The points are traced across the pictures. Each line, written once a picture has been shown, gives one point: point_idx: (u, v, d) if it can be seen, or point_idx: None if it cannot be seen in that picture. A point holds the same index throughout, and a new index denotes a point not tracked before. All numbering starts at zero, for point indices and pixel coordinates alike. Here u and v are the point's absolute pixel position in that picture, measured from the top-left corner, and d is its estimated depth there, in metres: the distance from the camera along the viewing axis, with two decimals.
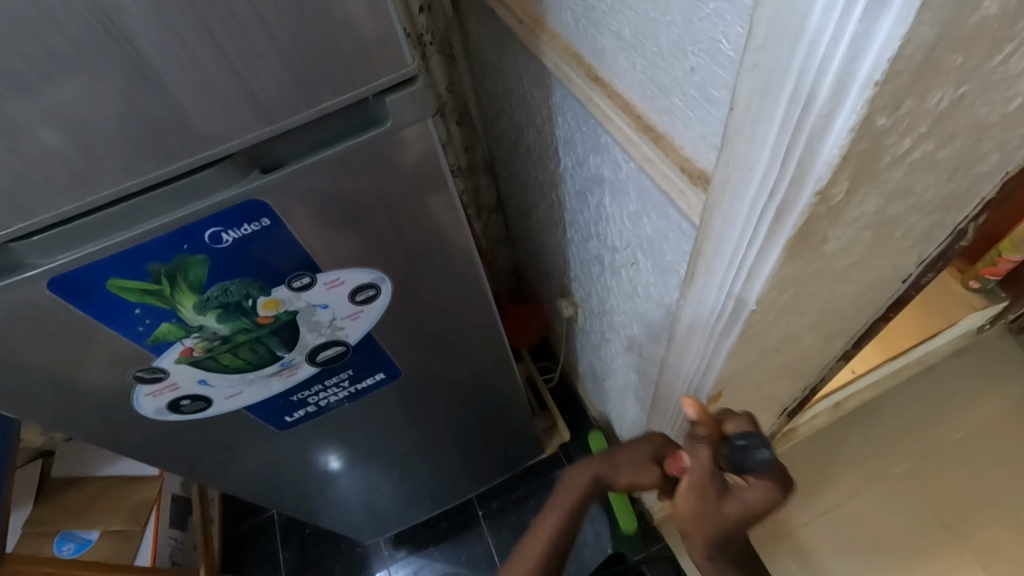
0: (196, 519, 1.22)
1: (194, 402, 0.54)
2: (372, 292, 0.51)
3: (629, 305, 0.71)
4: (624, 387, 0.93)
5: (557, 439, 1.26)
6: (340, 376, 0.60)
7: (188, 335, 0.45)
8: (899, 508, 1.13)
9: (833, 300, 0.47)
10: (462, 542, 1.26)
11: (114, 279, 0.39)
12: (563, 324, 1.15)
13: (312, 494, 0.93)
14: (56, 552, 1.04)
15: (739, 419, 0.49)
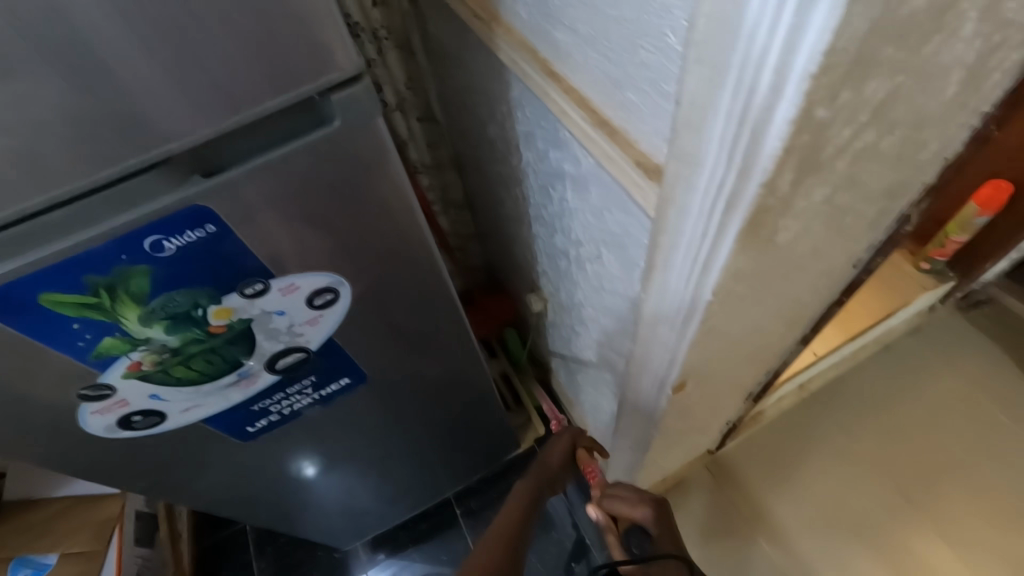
0: (165, 535, 1.18)
1: (146, 417, 0.51)
2: (331, 296, 0.50)
3: (597, 299, 0.71)
4: (596, 380, 0.94)
5: (532, 433, 1.28)
6: (303, 383, 0.58)
7: (135, 348, 0.43)
8: (861, 483, 1.17)
9: (790, 289, 0.48)
10: (442, 542, 1.26)
11: (46, 293, 0.37)
12: (534, 318, 1.15)
13: (284, 504, 0.90)
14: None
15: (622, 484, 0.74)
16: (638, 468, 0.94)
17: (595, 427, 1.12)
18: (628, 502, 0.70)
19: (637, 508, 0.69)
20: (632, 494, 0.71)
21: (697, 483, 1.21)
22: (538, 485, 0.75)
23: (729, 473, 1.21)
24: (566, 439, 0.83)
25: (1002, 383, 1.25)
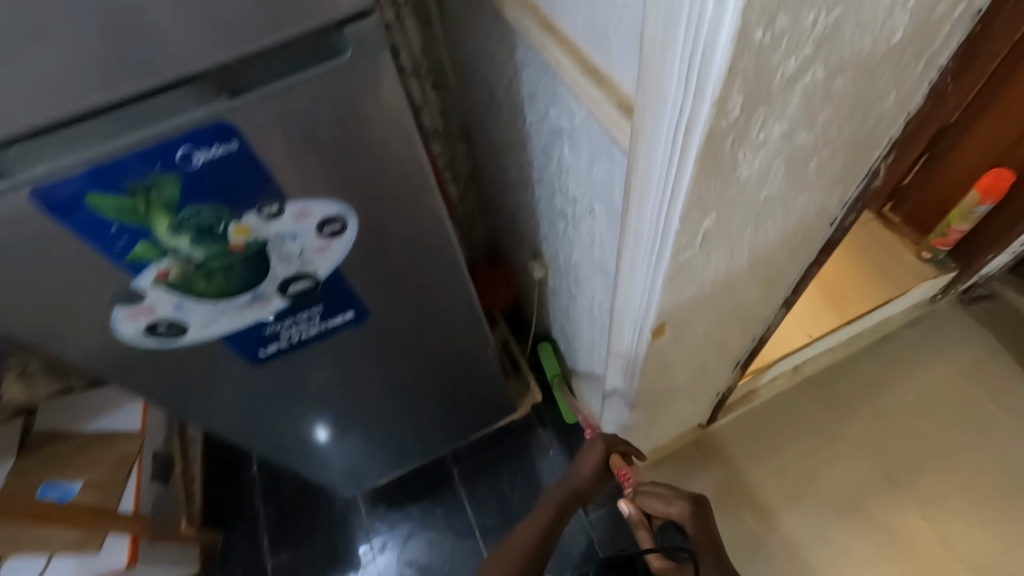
0: (178, 474, 1.26)
1: (171, 328, 0.57)
2: (339, 226, 0.55)
3: (589, 256, 0.74)
4: (590, 343, 0.98)
5: (530, 399, 1.32)
6: (312, 312, 0.63)
7: (164, 257, 0.49)
8: (850, 465, 1.20)
9: (761, 238, 0.52)
10: (438, 499, 1.31)
11: (91, 194, 0.42)
12: (535, 287, 1.20)
13: (290, 442, 0.97)
14: (40, 497, 1.04)
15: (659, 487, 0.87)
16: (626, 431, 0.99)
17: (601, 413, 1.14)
18: (664, 499, 0.85)
19: (673, 502, 0.83)
20: (667, 492, 0.85)
21: (687, 456, 1.25)
22: (568, 498, 0.85)
23: (719, 449, 1.24)
24: (600, 449, 0.88)
25: (996, 377, 1.26)
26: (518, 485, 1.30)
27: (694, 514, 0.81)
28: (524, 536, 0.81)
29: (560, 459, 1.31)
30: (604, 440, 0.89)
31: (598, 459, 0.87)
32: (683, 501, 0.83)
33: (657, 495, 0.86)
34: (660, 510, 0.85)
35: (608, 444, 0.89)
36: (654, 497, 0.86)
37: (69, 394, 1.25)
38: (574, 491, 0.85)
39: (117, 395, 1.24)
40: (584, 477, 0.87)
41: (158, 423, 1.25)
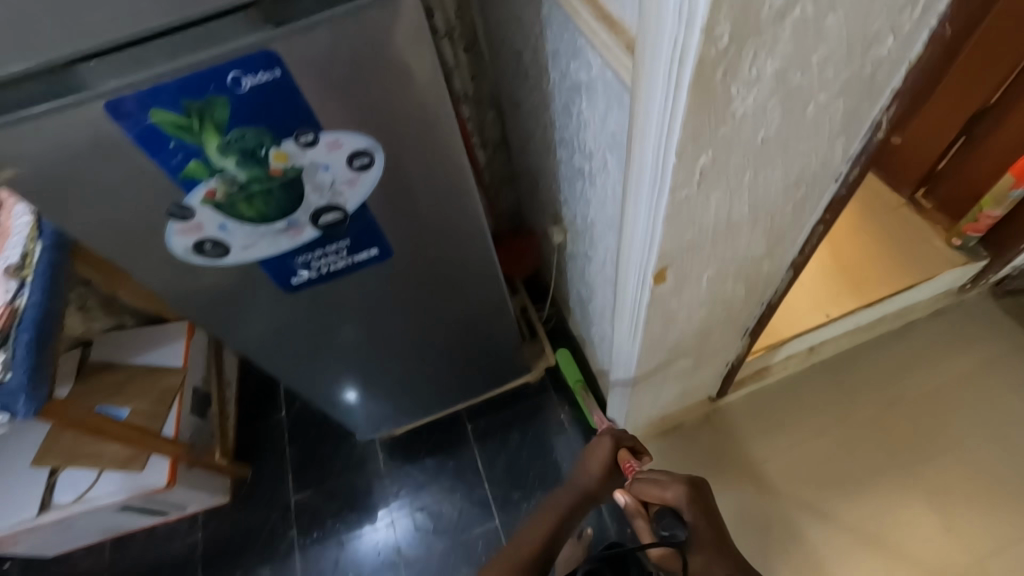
0: (214, 409, 1.37)
1: (215, 247, 0.63)
2: (367, 160, 0.60)
3: (602, 210, 0.77)
4: (602, 304, 1.01)
5: (544, 362, 1.37)
6: (340, 245, 0.70)
7: (212, 176, 0.55)
8: (860, 447, 1.20)
9: (762, 186, 0.54)
10: (450, 452, 1.37)
11: (154, 110, 0.48)
12: (555, 252, 1.24)
13: (315, 377, 1.04)
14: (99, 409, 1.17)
15: (657, 475, 0.84)
16: (632, 393, 1.02)
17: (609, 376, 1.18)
18: (662, 486, 0.82)
19: (670, 487, 0.81)
20: (663, 478, 0.83)
21: (696, 428, 1.27)
22: (574, 497, 0.89)
23: (728, 423, 1.26)
24: (605, 444, 0.91)
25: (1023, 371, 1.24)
26: (527, 443, 1.35)
27: (692, 499, 0.80)
28: (531, 534, 0.86)
29: (570, 422, 1.35)
30: (611, 436, 0.92)
31: (604, 456, 0.90)
32: (680, 485, 0.81)
33: (653, 482, 0.83)
34: (657, 497, 0.82)
35: (616, 440, 0.92)
36: (650, 484, 0.84)
37: (121, 331, 1.36)
38: (582, 492, 0.89)
39: (162, 334, 1.34)
40: (592, 478, 0.90)
41: (198, 363, 1.35)
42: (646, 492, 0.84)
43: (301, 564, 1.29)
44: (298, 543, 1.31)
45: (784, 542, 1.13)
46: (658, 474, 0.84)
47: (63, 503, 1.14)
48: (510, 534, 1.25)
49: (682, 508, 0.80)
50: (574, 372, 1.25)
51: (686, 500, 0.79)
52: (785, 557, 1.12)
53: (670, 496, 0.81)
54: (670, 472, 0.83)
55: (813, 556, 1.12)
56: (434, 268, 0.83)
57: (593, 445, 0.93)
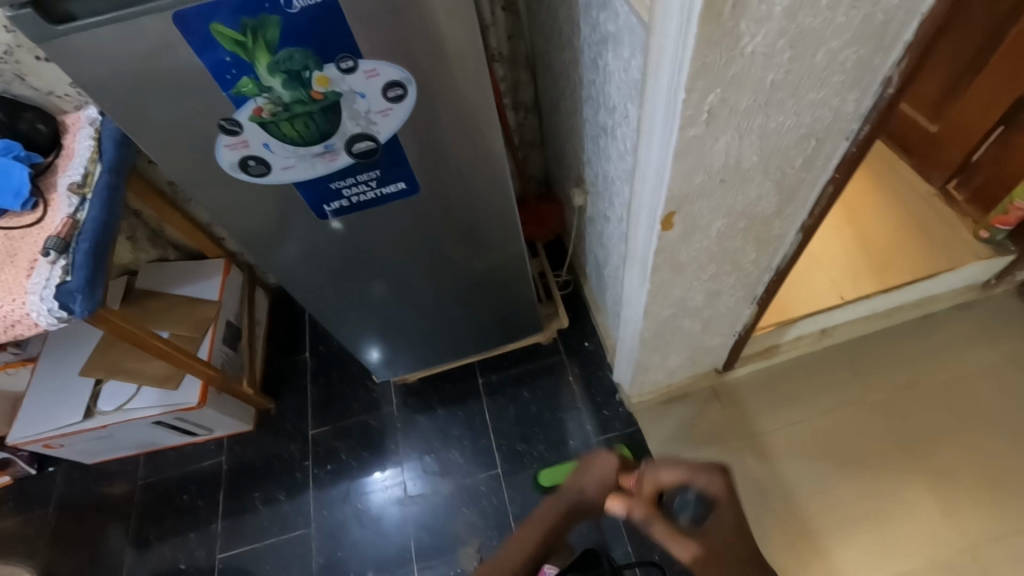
0: (245, 342, 1.46)
1: (258, 165, 0.69)
2: (400, 92, 0.65)
3: (620, 165, 0.80)
4: (615, 264, 1.04)
5: (557, 324, 1.41)
6: (370, 175, 0.75)
7: (260, 94, 0.60)
8: (864, 428, 1.21)
9: (771, 133, 0.57)
10: (461, 403, 1.43)
11: (214, 24, 0.54)
12: (576, 216, 1.28)
13: (341, 315, 1.11)
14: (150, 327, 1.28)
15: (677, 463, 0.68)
16: (637, 354, 1.05)
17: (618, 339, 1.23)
18: (683, 471, 0.65)
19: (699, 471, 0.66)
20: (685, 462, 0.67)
21: (701, 399, 1.30)
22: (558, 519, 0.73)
23: (734, 396, 1.29)
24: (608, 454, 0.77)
25: None
26: (536, 400, 1.40)
27: (725, 485, 0.66)
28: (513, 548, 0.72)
29: (577, 384, 1.39)
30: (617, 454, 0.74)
31: (604, 469, 0.72)
32: (709, 470, 0.66)
33: (674, 466, 0.67)
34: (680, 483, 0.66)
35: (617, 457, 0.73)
36: (670, 468, 0.66)
37: (164, 262, 1.46)
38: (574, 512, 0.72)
39: (201, 268, 1.43)
40: (589, 497, 0.73)
41: (232, 298, 1.44)
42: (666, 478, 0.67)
43: (313, 492, 1.37)
44: (313, 473, 1.39)
45: (778, 513, 1.15)
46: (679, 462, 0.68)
47: (105, 411, 1.24)
48: (511, 482, 1.31)
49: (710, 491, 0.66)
50: (565, 469, 1.28)
51: (715, 482, 0.66)
52: (778, 527, 1.14)
53: (699, 484, 0.65)
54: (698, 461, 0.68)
55: (805, 527, 1.14)
56: (454, 210, 0.88)
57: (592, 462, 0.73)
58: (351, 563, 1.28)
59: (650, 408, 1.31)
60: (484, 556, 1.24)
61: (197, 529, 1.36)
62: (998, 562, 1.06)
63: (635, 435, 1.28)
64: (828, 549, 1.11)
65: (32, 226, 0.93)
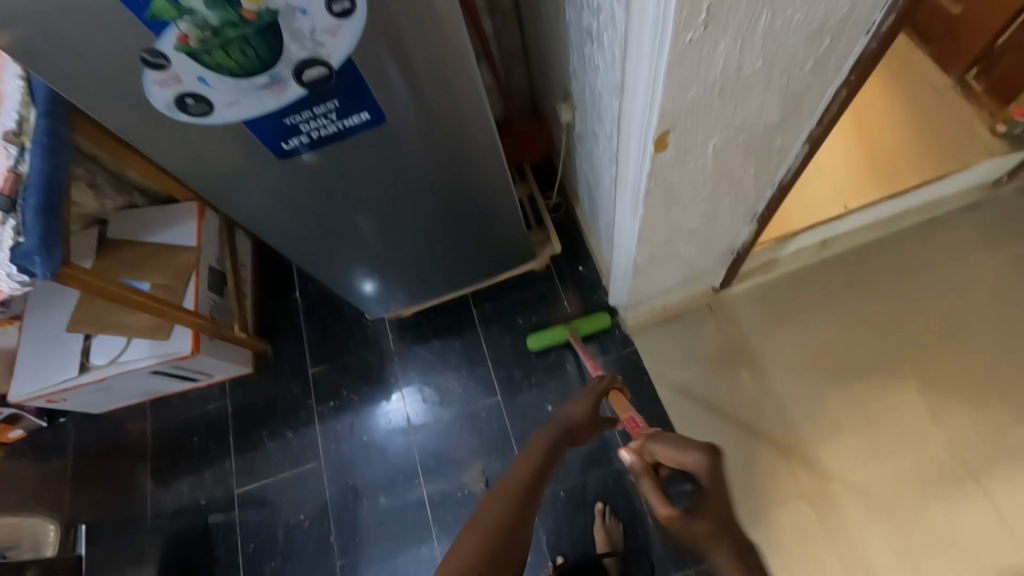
0: (231, 288, 1.43)
1: (197, 102, 0.62)
2: (347, 5, 0.56)
3: (607, 79, 0.72)
4: (607, 188, 0.98)
5: (550, 249, 1.37)
6: (327, 107, 0.67)
7: (181, 18, 0.52)
8: (860, 337, 1.22)
9: (780, 32, 0.49)
10: (457, 334, 1.43)
11: None
12: (564, 134, 1.19)
13: (322, 255, 1.06)
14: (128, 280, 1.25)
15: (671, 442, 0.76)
16: (631, 280, 1.03)
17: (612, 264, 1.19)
18: (672, 448, 0.75)
19: (688, 453, 0.72)
20: (685, 443, 0.74)
21: (698, 318, 1.29)
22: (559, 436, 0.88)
23: (730, 312, 1.27)
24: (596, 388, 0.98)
25: None
26: (531, 328, 1.39)
27: (711, 467, 0.68)
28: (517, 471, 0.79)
29: (573, 310, 1.37)
30: (597, 388, 0.98)
31: (588, 399, 0.96)
32: (697, 448, 0.71)
33: (674, 446, 0.75)
34: (675, 459, 0.74)
35: (597, 388, 0.99)
36: (665, 448, 0.76)
37: (134, 209, 1.38)
38: (568, 425, 0.92)
39: (174, 213, 1.36)
40: (577, 418, 0.93)
41: (212, 243, 1.39)
42: (665, 452, 0.76)
43: (320, 427, 1.41)
44: (318, 410, 1.42)
45: (770, 422, 1.18)
46: (678, 442, 0.76)
47: (99, 365, 1.24)
48: (511, 408, 1.34)
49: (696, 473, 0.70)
50: (557, 334, 1.31)
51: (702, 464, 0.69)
52: (770, 436, 1.17)
53: (687, 463, 0.72)
54: (702, 443, 0.71)
55: (796, 433, 1.17)
56: (428, 137, 0.80)
57: (578, 395, 0.99)
58: (362, 490, 1.34)
59: (648, 330, 1.30)
60: (489, 478, 1.29)
61: (213, 468, 1.41)
62: (982, 457, 1.10)
63: (631, 357, 1.29)
64: (818, 452, 1.15)
65: None
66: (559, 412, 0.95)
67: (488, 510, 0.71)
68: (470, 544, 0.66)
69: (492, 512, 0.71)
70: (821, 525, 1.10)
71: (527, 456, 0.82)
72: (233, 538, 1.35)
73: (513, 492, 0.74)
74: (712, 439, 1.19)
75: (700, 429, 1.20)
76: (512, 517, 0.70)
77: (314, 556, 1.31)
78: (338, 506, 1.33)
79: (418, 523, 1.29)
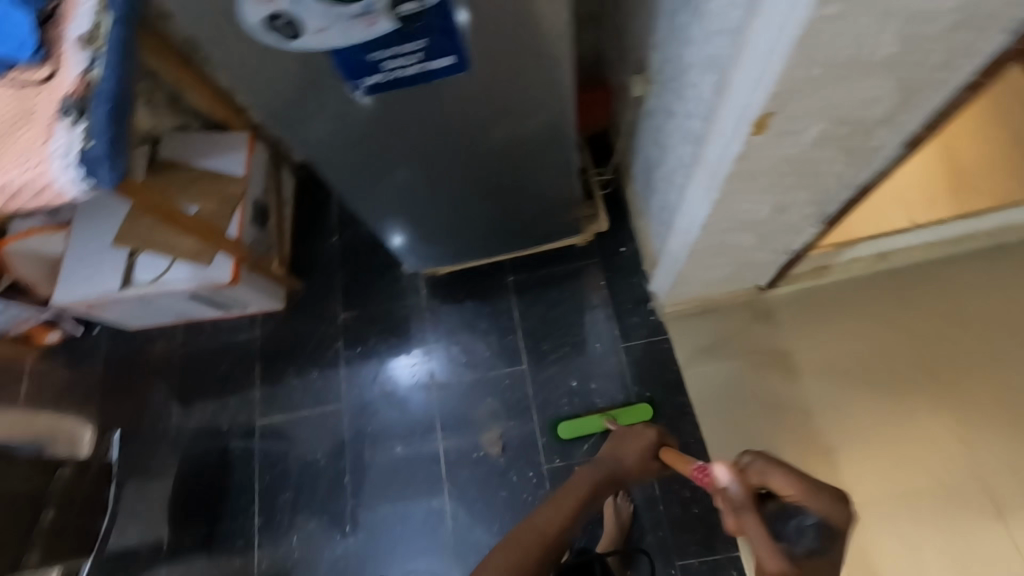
0: (273, 224, 1.44)
1: (288, 25, 0.61)
2: None
3: (699, 50, 0.69)
4: (673, 169, 0.95)
5: (595, 227, 1.35)
6: (415, 46, 0.67)
7: None
8: (900, 355, 1.18)
9: (921, 18, 0.46)
10: (489, 298, 1.42)
11: None
12: (630, 108, 1.15)
13: (372, 200, 1.06)
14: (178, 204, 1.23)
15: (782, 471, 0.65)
16: (680, 264, 1.02)
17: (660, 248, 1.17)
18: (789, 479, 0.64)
19: (817, 496, 0.64)
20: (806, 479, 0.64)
21: (737, 313, 1.26)
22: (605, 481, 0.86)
23: (771, 312, 1.25)
24: (651, 436, 0.89)
25: None
26: (564, 301, 1.37)
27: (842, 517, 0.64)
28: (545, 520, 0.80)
29: (609, 289, 1.35)
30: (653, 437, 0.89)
31: (644, 445, 0.88)
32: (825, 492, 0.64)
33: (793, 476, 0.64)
34: (791, 488, 0.64)
35: (653, 434, 0.90)
36: (778, 473, 0.64)
37: (185, 131, 1.38)
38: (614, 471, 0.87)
39: (226, 141, 1.35)
40: (624, 464, 0.88)
41: (258, 175, 1.39)
42: (776, 476, 0.64)
43: (344, 370, 1.43)
44: (344, 354, 1.44)
45: (794, 427, 1.17)
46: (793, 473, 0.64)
47: (141, 282, 1.27)
48: (534, 378, 1.33)
49: (826, 514, 0.63)
50: (592, 424, 1.26)
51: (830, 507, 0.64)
52: (793, 441, 1.16)
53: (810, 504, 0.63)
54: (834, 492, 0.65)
55: (821, 442, 1.15)
56: (502, 84, 0.79)
57: (632, 433, 0.91)
58: (379, 437, 1.36)
59: (683, 319, 1.29)
60: (506, 443, 1.31)
61: (237, 395, 1.45)
62: (1008, 490, 1.07)
63: (662, 343, 1.28)
64: (841, 462, 1.13)
65: (43, 84, 0.86)
66: (607, 452, 0.89)
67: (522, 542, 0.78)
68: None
69: (517, 545, 0.77)
70: None
71: (566, 496, 0.84)
72: (251, 465, 1.39)
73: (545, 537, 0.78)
74: (734, 437, 1.18)
75: (723, 424, 1.20)
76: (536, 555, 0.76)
77: (327, 493, 1.34)
78: (354, 448, 1.36)
79: (431, 476, 1.31)
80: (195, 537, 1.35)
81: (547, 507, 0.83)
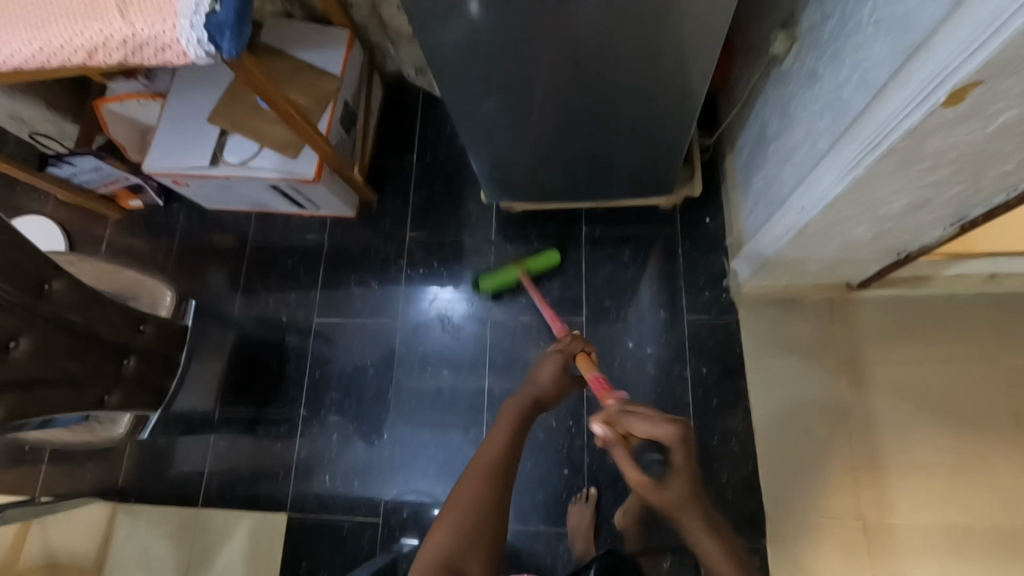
0: (359, 130, 1.43)
1: None
2: None
3: (875, 5, 0.61)
4: (799, 141, 0.88)
5: (685, 190, 1.29)
6: None
7: None
8: (982, 383, 1.12)
9: None
10: (559, 246, 1.38)
11: None
12: (757, 69, 1.06)
13: (472, 121, 1.03)
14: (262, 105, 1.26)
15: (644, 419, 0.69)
16: (781, 246, 0.97)
17: (755, 225, 1.11)
18: (646, 418, 0.68)
19: (658, 428, 0.66)
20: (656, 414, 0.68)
21: (816, 308, 1.21)
22: (529, 409, 0.81)
23: (853, 315, 1.19)
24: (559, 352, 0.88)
25: None
26: (636, 262, 1.33)
27: (683, 442, 0.64)
28: (487, 454, 0.75)
29: (686, 260, 1.31)
30: (560, 352, 0.88)
31: (555, 363, 0.86)
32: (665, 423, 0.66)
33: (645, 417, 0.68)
34: (645, 431, 0.68)
35: (563, 351, 0.89)
36: (639, 418, 0.69)
37: (286, 19, 1.36)
38: (535, 398, 0.83)
39: (324, 36, 1.32)
40: (543, 386, 0.85)
41: (352, 77, 1.36)
42: (636, 420, 0.69)
43: (403, 288, 1.44)
44: (406, 272, 1.45)
45: (852, 434, 1.13)
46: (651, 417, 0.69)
47: (229, 162, 1.28)
48: (592, 333, 1.30)
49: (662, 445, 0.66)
50: (509, 276, 1.32)
51: (677, 444, 0.64)
52: (847, 448, 1.13)
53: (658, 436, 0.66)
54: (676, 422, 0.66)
55: (876, 454, 1.12)
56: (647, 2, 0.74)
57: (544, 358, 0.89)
58: (427, 358, 1.39)
59: (755, 306, 1.24)
60: None
61: (300, 291, 1.49)
62: None
63: (729, 324, 1.24)
64: (892, 479, 1.10)
65: None
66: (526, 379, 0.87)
67: (468, 490, 0.71)
68: (447, 529, 0.68)
69: (468, 490, 0.71)
70: (869, 551, 1.07)
71: (496, 430, 0.78)
72: (303, 360, 1.44)
73: (493, 480, 0.72)
74: (783, 432, 1.16)
75: (775, 417, 1.17)
76: (484, 503, 0.70)
77: (372, 399, 1.39)
78: (402, 365, 1.40)
79: (472, 406, 1.34)
80: (244, 415, 1.43)
81: (483, 445, 0.77)
